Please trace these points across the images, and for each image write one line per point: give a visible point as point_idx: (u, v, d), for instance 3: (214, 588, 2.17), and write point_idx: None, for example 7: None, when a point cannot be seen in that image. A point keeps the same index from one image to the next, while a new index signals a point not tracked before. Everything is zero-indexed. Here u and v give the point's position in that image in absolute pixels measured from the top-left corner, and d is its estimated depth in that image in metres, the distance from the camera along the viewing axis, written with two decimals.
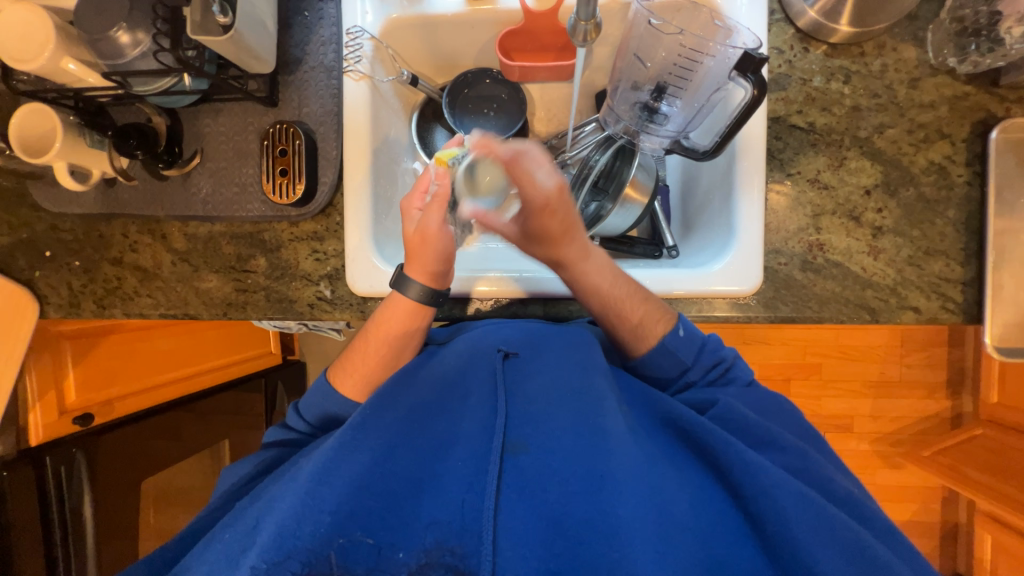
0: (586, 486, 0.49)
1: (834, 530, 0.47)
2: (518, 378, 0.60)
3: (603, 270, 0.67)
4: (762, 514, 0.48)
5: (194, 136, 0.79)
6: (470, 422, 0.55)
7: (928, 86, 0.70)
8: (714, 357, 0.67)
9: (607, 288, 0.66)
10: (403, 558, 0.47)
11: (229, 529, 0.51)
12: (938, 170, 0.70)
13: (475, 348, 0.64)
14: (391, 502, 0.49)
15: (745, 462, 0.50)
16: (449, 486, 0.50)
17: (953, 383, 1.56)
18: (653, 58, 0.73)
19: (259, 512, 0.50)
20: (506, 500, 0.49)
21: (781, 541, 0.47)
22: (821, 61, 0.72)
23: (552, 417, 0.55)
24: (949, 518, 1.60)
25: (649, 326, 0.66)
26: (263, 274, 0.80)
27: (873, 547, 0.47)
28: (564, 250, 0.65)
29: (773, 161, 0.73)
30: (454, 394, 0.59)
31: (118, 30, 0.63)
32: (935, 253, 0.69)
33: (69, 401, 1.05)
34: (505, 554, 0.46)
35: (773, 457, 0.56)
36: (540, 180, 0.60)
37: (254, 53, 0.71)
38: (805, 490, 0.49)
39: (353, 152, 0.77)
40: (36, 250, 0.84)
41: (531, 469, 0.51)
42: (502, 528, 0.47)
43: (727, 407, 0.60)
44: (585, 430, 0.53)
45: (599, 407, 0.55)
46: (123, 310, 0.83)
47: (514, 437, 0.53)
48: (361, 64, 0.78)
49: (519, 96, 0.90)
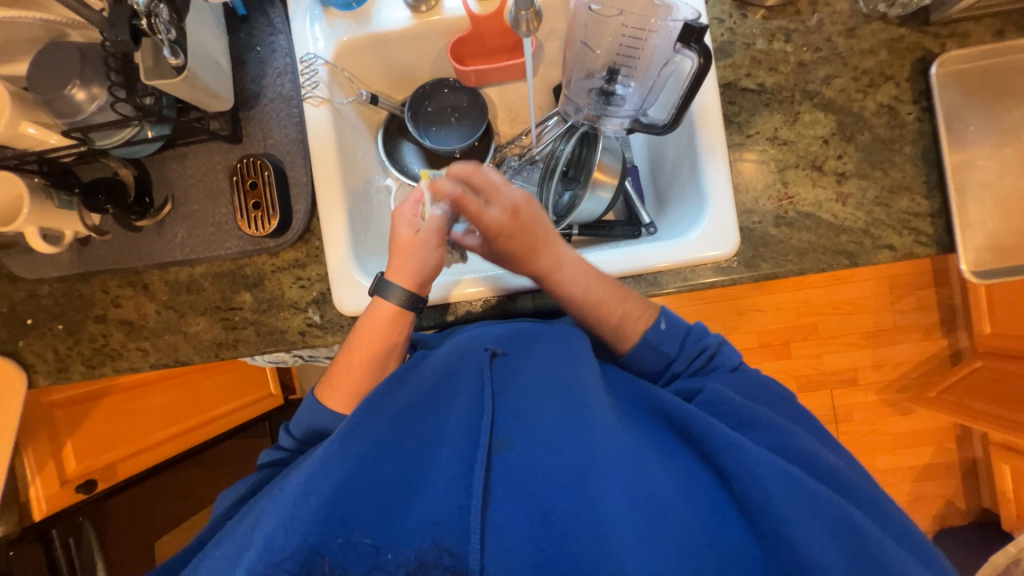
0: (571, 478, 0.49)
1: (816, 505, 0.46)
2: (504, 375, 0.59)
3: (579, 277, 0.67)
4: (745, 493, 0.47)
5: (163, 183, 0.79)
6: (456, 423, 0.54)
7: (865, 33, 0.73)
8: (697, 346, 0.67)
9: (584, 288, 0.67)
10: (395, 558, 0.46)
11: (217, 547, 0.49)
12: (888, 111, 0.72)
13: (462, 349, 0.63)
14: (380, 506, 0.48)
15: (730, 444, 0.49)
16: (436, 488, 0.49)
17: (945, 321, 1.58)
18: (601, 44, 0.75)
19: (250, 522, 0.48)
20: (493, 499, 0.48)
21: (762, 518, 0.46)
22: (760, 24, 0.75)
23: (538, 412, 0.54)
24: (966, 455, 1.62)
25: (630, 326, 0.67)
26: (249, 309, 0.80)
27: (859, 521, 0.46)
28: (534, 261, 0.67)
29: (731, 125, 0.75)
30: (440, 393, 0.57)
31: (73, 87, 0.63)
32: (899, 190, 0.71)
33: (70, 470, 1.03)
34: (491, 550, 0.46)
35: (760, 438, 0.55)
36: (490, 211, 0.65)
37: (212, 92, 0.71)
38: (785, 467, 0.48)
39: (323, 177, 0.78)
40: (17, 320, 0.83)
41: (517, 466, 0.50)
42: (490, 524, 0.47)
43: (714, 392, 0.60)
44: (571, 423, 0.52)
45: (585, 399, 0.54)
46: (113, 368, 0.82)
47: (500, 435, 0.53)
48: (319, 90, 0.79)
49: (480, 101, 0.91)
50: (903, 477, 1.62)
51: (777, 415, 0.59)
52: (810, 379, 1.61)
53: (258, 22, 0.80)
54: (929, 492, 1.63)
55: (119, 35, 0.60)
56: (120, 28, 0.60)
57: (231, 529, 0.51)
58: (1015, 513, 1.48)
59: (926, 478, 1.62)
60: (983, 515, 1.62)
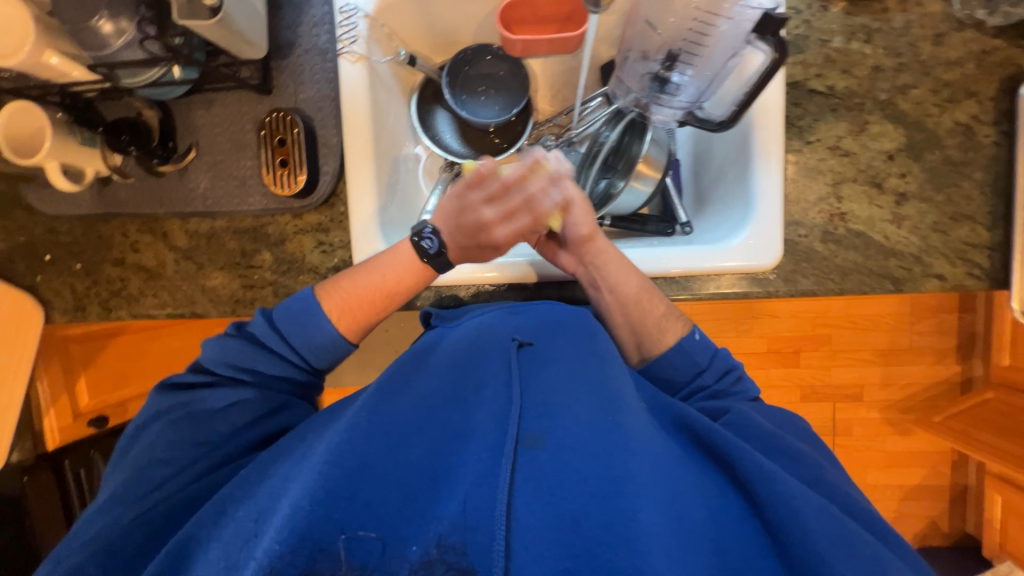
0: (602, 487, 0.48)
1: (846, 543, 0.46)
2: (532, 368, 0.57)
3: (626, 271, 0.67)
4: (780, 522, 0.47)
5: (188, 130, 0.76)
6: (485, 415, 0.53)
7: (954, 41, 0.67)
8: (726, 363, 0.66)
9: (634, 272, 0.67)
10: (412, 553, 0.45)
11: (241, 505, 0.49)
12: (964, 131, 0.67)
13: (487, 334, 0.61)
14: (404, 494, 0.47)
15: (762, 472, 0.49)
16: (463, 481, 0.48)
17: (963, 348, 1.55)
18: (664, 24, 0.68)
19: (276, 487, 0.49)
20: (520, 498, 0.47)
21: (798, 548, 0.45)
22: (840, 20, 0.69)
23: (570, 412, 0.53)
24: (959, 480, 1.62)
25: (669, 327, 0.66)
26: (269, 268, 0.78)
27: (890, 565, 0.45)
28: (601, 239, 0.69)
29: (791, 128, 0.70)
30: (467, 381, 0.57)
31: (101, 18, 0.59)
32: (961, 218, 0.67)
33: (82, 405, 1.10)
34: (516, 555, 0.45)
35: (788, 465, 0.55)
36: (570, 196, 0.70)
37: (245, 37, 0.67)
38: (824, 505, 0.48)
39: (353, 141, 0.74)
40: (35, 254, 0.82)
41: (548, 467, 0.49)
42: (516, 526, 0.46)
43: (739, 415, 0.59)
44: (604, 428, 0.51)
45: (619, 405, 0.53)
46: (129, 312, 0.81)
47: (529, 431, 0.51)
48: (357, 45, 0.74)
49: (519, 71, 0.86)
50: (892, 495, 1.63)
51: (806, 448, 0.58)
52: (815, 390, 1.60)
53: None
54: (916, 512, 1.63)
55: None
56: None
57: (252, 487, 0.52)
58: (999, 541, 1.49)
59: (916, 498, 1.63)
60: (964, 539, 1.63)
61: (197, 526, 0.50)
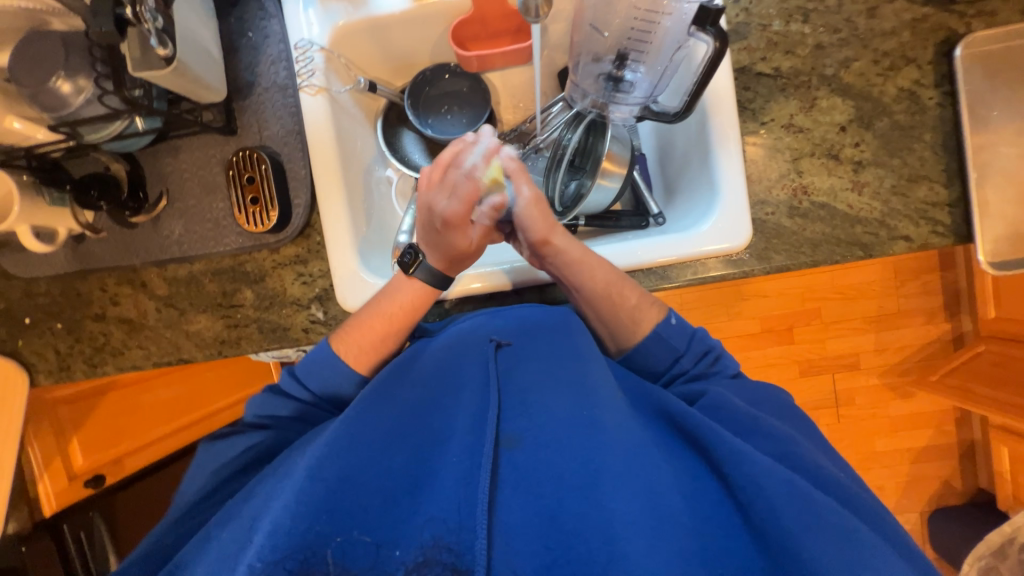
0: (578, 480, 0.48)
1: (815, 515, 0.46)
2: (509, 369, 0.58)
3: (588, 260, 0.67)
4: (750, 502, 0.47)
5: (157, 179, 0.77)
6: (464, 419, 0.53)
7: (887, 13, 0.70)
8: (703, 345, 0.67)
9: (595, 267, 0.66)
10: (400, 557, 0.45)
11: (223, 530, 0.49)
12: (908, 96, 0.69)
13: (465, 340, 0.62)
14: (385, 500, 0.47)
15: (732, 452, 0.49)
16: (443, 485, 0.48)
17: (950, 305, 1.57)
18: (610, 27, 0.72)
19: (256, 510, 0.48)
20: (501, 496, 0.48)
21: (767, 527, 0.46)
22: (777, 4, 0.72)
23: (546, 409, 0.53)
24: (965, 436, 1.63)
25: (644, 312, 0.67)
26: (252, 306, 0.78)
27: (860, 533, 0.45)
28: (557, 239, 0.67)
29: (744, 112, 0.72)
30: (446, 389, 0.57)
31: (57, 78, 0.61)
32: (918, 179, 0.69)
33: (77, 466, 1.09)
34: (498, 549, 0.46)
35: (762, 444, 0.54)
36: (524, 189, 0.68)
37: (203, 82, 0.68)
38: (792, 478, 0.48)
39: (320, 169, 0.75)
40: (15, 318, 0.82)
41: (526, 464, 0.50)
42: (499, 523, 0.47)
43: (716, 397, 0.59)
44: (578, 421, 0.51)
45: (595, 397, 0.53)
46: (115, 366, 0.80)
47: (507, 431, 0.52)
48: (315, 78, 0.75)
49: (481, 87, 0.87)
50: (901, 459, 1.64)
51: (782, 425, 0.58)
52: (812, 364, 1.61)
53: (249, 6, 0.77)
54: (927, 474, 1.64)
55: (102, 26, 0.57)
56: (102, 18, 0.57)
57: (235, 511, 0.52)
58: (1011, 493, 1.50)
59: (925, 460, 1.64)
60: (979, 495, 1.64)
61: (185, 553, 0.51)
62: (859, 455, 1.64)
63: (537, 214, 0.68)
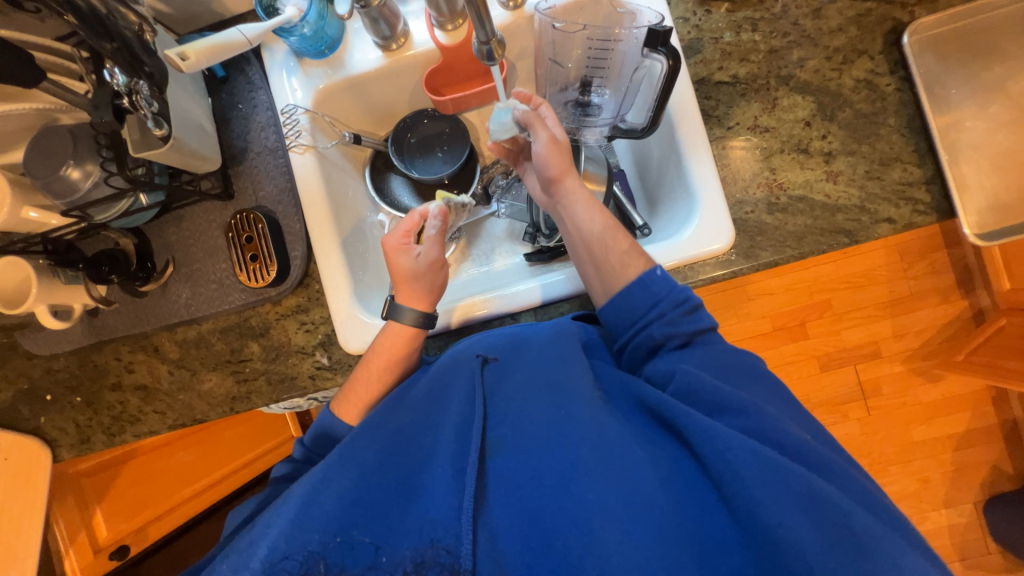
0: (556, 478, 0.49)
1: (790, 488, 0.45)
2: (497, 381, 0.60)
3: (588, 204, 0.69)
4: (721, 477, 0.47)
5: (163, 247, 0.81)
6: (449, 431, 0.54)
7: (831, 13, 0.74)
8: (681, 295, 0.63)
9: (596, 212, 0.69)
10: (394, 560, 0.47)
11: (223, 561, 0.50)
12: (866, 85, 0.72)
13: (456, 358, 0.63)
14: (377, 509, 0.49)
15: (702, 430, 0.50)
16: (430, 494, 0.50)
17: (963, 282, 1.53)
18: (570, 58, 0.77)
19: (255, 535, 0.49)
20: (486, 501, 0.50)
21: (737, 497, 0.46)
22: (725, 17, 0.76)
23: (527, 415, 0.55)
24: (1006, 416, 1.56)
25: (631, 261, 0.66)
26: (259, 359, 0.81)
27: (848, 515, 0.45)
28: (567, 180, 0.70)
29: (710, 119, 0.75)
30: (434, 406, 0.58)
31: (68, 168, 0.66)
32: (890, 162, 0.71)
33: (102, 538, 1.15)
34: (482, 547, 0.48)
35: (732, 422, 0.53)
36: (537, 142, 0.69)
37: (198, 154, 0.73)
38: (758, 447, 0.47)
39: (314, 223, 0.79)
40: (37, 396, 0.85)
41: (507, 472, 0.51)
42: (484, 523, 0.49)
43: (685, 376, 0.57)
44: (560, 421, 0.53)
45: (573, 399, 0.55)
46: (133, 433, 0.83)
47: (492, 439, 0.54)
48: (303, 138, 0.80)
49: (461, 127, 0.92)
50: (943, 447, 1.56)
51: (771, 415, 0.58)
52: (830, 357, 1.58)
53: (237, 81, 0.83)
54: (972, 460, 1.56)
55: (104, 117, 0.62)
56: (103, 111, 0.62)
57: (235, 543, 0.52)
58: None
59: (968, 445, 1.56)
60: None
61: None
62: (897, 447, 1.57)
63: (555, 159, 0.69)
